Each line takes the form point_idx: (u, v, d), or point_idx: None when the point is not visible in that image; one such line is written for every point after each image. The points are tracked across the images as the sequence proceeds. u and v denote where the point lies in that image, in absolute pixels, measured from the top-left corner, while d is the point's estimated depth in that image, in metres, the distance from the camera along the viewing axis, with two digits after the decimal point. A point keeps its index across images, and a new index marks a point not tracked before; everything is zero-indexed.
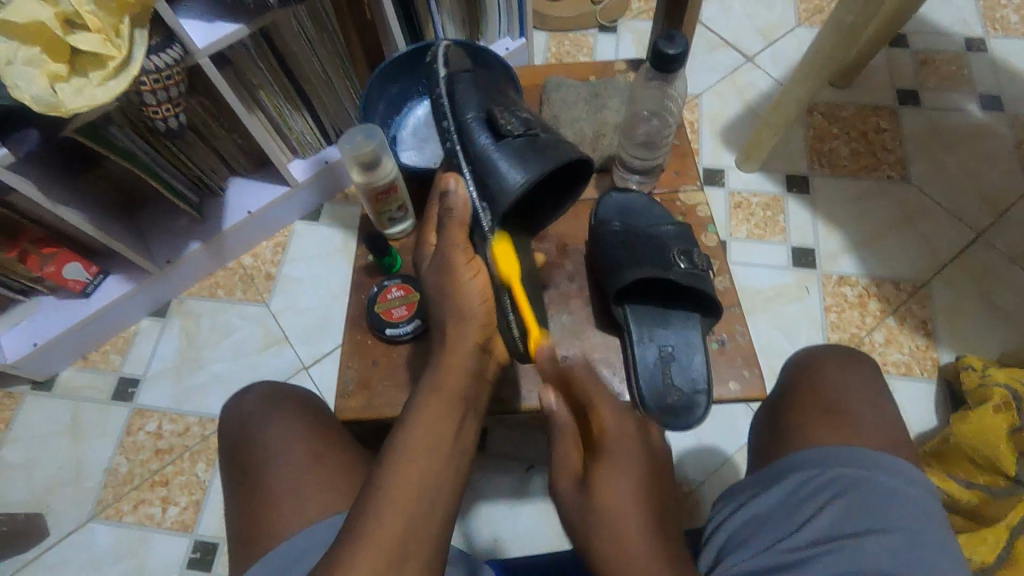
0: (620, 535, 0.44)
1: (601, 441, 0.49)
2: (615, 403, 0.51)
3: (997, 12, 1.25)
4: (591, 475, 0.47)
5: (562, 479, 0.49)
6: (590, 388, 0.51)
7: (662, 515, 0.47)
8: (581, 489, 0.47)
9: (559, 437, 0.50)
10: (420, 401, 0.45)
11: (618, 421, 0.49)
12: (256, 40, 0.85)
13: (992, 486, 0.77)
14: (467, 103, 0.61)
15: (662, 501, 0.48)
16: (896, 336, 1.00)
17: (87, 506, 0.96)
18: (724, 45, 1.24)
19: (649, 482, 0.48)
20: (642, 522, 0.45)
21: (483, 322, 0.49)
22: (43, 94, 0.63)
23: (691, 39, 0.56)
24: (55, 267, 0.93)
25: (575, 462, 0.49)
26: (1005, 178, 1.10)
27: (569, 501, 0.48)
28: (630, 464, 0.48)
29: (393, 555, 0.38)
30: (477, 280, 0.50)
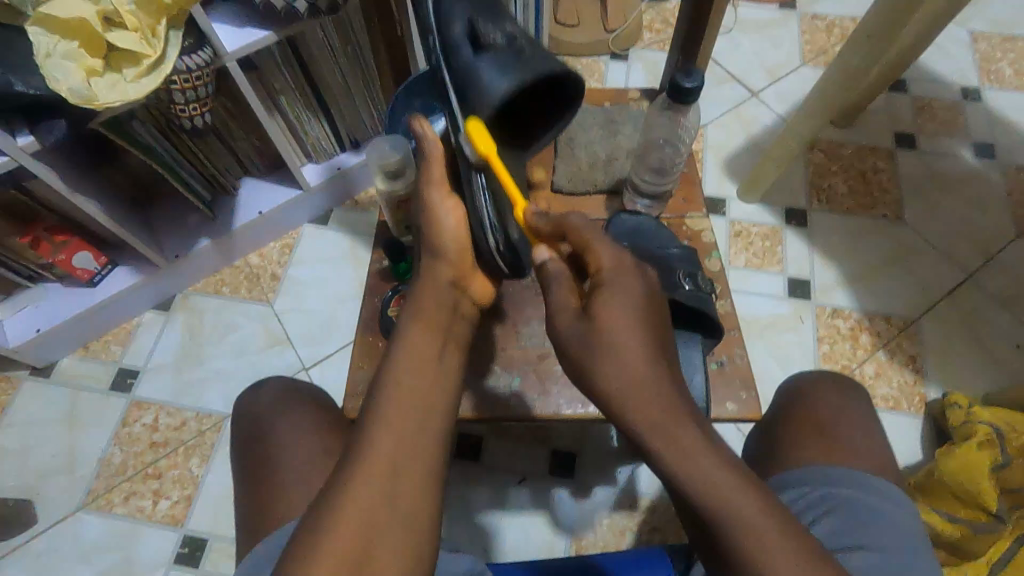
0: (619, 360, 0.44)
1: (600, 274, 0.48)
2: (611, 243, 0.50)
3: (992, 64, 1.30)
4: (591, 307, 0.47)
5: (562, 318, 0.49)
6: (587, 237, 0.50)
7: (658, 335, 0.47)
8: (582, 318, 0.47)
9: (559, 284, 0.50)
10: (406, 330, 0.48)
11: (615, 256, 0.48)
12: (282, 47, 0.88)
13: (974, 521, 0.79)
14: (454, 11, 0.54)
15: (660, 337, 0.47)
16: (885, 370, 1.02)
17: (78, 495, 0.96)
18: (731, 79, 1.29)
19: (646, 308, 0.47)
20: (647, 356, 0.44)
21: (457, 261, 0.54)
22: (79, 87, 0.65)
23: (706, 74, 0.59)
24: (65, 255, 0.94)
25: (575, 306, 0.49)
26: (994, 224, 1.14)
27: (569, 334, 0.47)
28: (629, 293, 0.47)
29: (387, 471, 0.40)
30: (453, 218, 0.55)
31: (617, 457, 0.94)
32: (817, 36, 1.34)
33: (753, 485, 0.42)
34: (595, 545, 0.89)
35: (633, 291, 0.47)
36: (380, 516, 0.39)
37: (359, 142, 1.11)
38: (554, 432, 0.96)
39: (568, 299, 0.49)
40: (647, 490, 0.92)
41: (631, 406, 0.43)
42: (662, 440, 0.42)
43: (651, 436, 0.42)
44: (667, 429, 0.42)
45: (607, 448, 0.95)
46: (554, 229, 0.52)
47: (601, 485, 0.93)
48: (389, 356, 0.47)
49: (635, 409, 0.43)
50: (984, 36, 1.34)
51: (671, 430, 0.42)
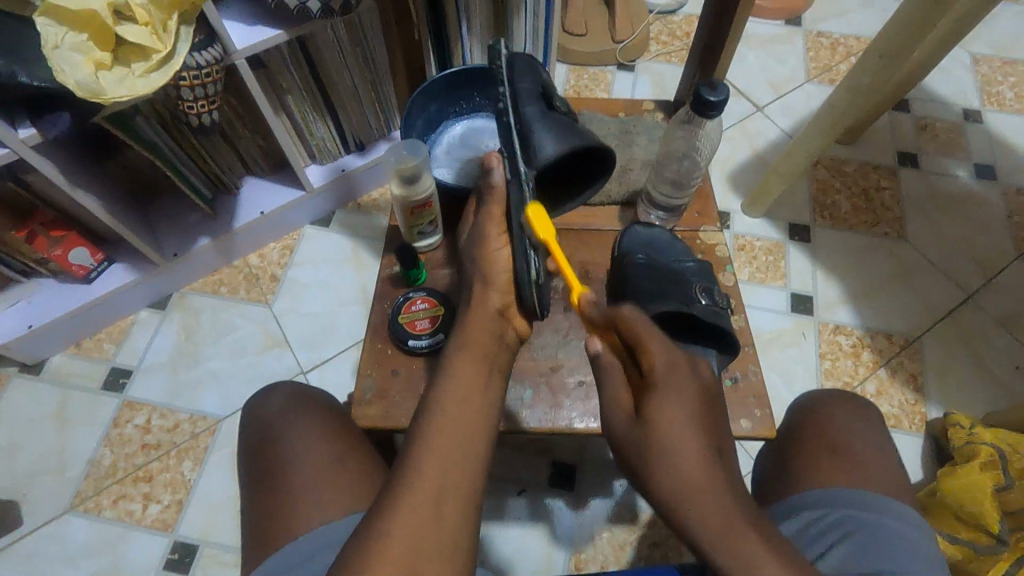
0: (676, 464, 0.45)
1: (652, 375, 0.49)
2: (663, 340, 0.51)
3: (994, 87, 1.31)
4: (646, 408, 0.48)
5: (616, 414, 0.50)
6: (637, 331, 0.51)
7: (713, 434, 0.48)
8: (637, 419, 0.49)
9: (610, 379, 0.52)
10: (451, 362, 0.49)
11: (666, 353, 0.50)
12: (291, 46, 0.87)
13: (976, 542, 0.78)
14: (527, 71, 0.60)
15: (715, 435, 0.48)
16: (886, 388, 1.02)
17: (65, 497, 0.93)
18: (736, 93, 1.29)
19: (699, 405, 0.49)
20: (702, 460, 0.46)
21: (505, 288, 0.54)
22: (87, 80, 0.63)
23: (731, 88, 0.59)
24: (61, 251, 0.92)
25: (629, 402, 0.51)
26: (995, 245, 1.15)
27: (625, 431, 0.49)
28: (683, 393, 0.48)
29: (431, 496, 0.41)
30: (505, 252, 0.55)
31: (618, 469, 0.94)
32: (822, 53, 1.35)
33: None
34: (596, 559, 0.88)
35: (685, 391, 0.48)
36: (424, 536, 0.39)
37: (365, 145, 1.11)
38: (556, 443, 0.95)
39: (621, 397, 0.51)
40: (649, 504, 0.91)
41: (690, 508, 0.44)
42: (721, 549, 0.43)
43: (709, 541, 0.43)
44: (728, 537, 0.43)
45: (609, 460, 0.94)
46: (606, 322, 0.55)
47: (602, 498, 0.92)
48: (434, 388, 0.48)
49: (694, 514, 0.44)
50: (985, 58, 1.35)
51: (732, 538, 0.43)
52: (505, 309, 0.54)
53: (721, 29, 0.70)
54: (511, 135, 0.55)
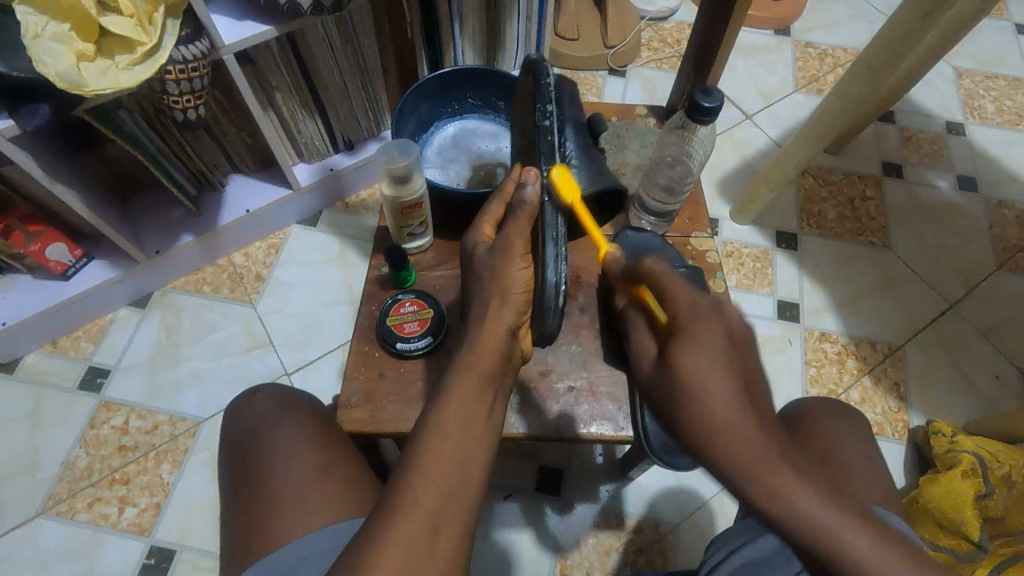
0: (704, 413, 0.41)
1: (674, 320, 0.44)
2: (686, 283, 0.45)
3: (976, 101, 1.34)
4: (669, 355, 0.44)
5: (642, 359, 0.47)
6: (655, 274, 0.46)
7: (746, 371, 0.43)
8: (660, 367, 0.45)
9: (637, 332, 0.49)
10: (457, 378, 0.45)
11: (687, 297, 0.44)
12: (281, 43, 0.86)
13: (957, 550, 0.78)
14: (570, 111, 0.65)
15: (749, 378, 0.43)
16: (871, 395, 1.03)
17: (38, 499, 0.91)
18: (726, 101, 1.30)
19: (730, 344, 0.43)
20: (733, 402, 0.41)
21: (523, 308, 0.49)
22: (68, 71, 0.61)
23: (725, 94, 0.60)
24: (38, 246, 0.89)
25: (654, 350, 0.47)
26: (976, 256, 1.16)
27: (652, 377, 0.45)
28: (709, 335, 0.43)
29: (424, 524, 0.39)
30: (525, 272, 0.50)
31: (605, 475, 0.93)
32: (810, 63, 1.37)
33: (865, 524, 0.41)
34: (582, 565, 0.87)
35: (712, 332, 0.43)
36: (409, 563, 0.37)
37: (354, 144, 1.09)
38: (543, 448, 0.95)
39: (646, 346, 0.48)
40: (634, 510, 0.91)
41: (725, 453, 0.41)
42: (764, 492, 0.41)
43: (750, 487, 0.41)
44: (765, 479, 0.40)
45: (595, 465, 0.94)
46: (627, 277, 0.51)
47: (588, 504, 0.91)
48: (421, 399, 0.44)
49: (730, 461, 0.41)
50: (968, 72, 1.38)
51: (772, 483, 0.40)
52: (517, 330, 0.50)
53: (714, 37, 0.70)
54: (552, 150, 0.51)
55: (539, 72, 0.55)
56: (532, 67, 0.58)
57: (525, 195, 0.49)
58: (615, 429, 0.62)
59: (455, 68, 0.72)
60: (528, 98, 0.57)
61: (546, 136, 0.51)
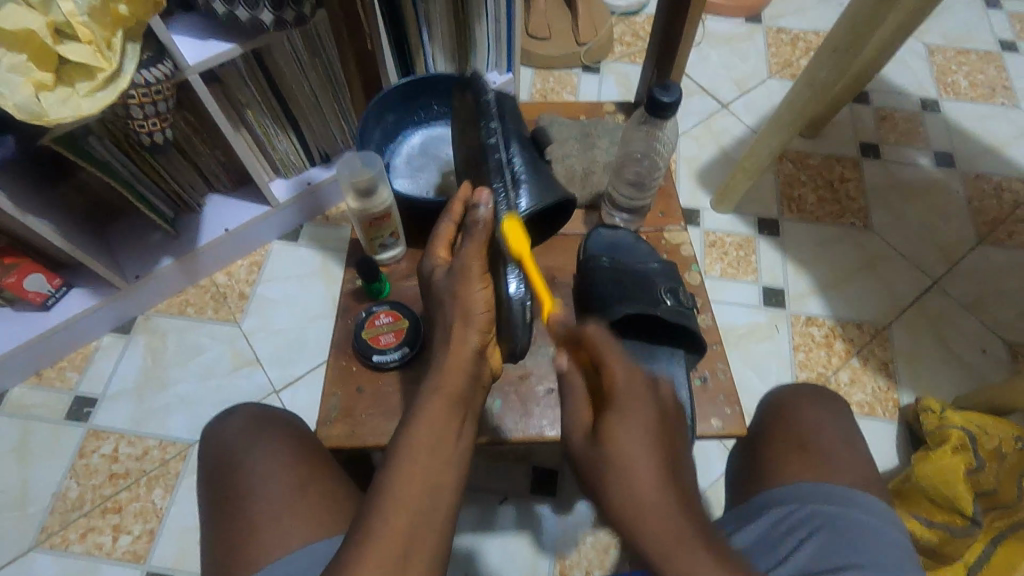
0: (627, 488, 0.42)
1: (612, 392, 0.46)
2: (624, 357, 0.47)
3: (949, 77, 1.35)
4: (602, 427, 0.45)
5: (574, 436, 0.48)
6: (599, 341, 0.48)
7: (675, 459, 0.44)
8: (591, 439, 0.45)
9: (572, 400, 0.49)
10: (435, 398, 0.45)
11: (626, 372, 0.46)
12: (248, 60, 0.86)
13: (951, 525, 0.79)
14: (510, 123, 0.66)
15: (677, 458, 0.44)
16: (860, 376, 1.03)
17: (30, 533, 0.90)
18: (701, 91, 1.31)
19: (661, 432, 0.44)
20: (657, 479, 0.42)
21: (485, 328, 0.48)
22: (27, 102, 0.62)
23: (683, 88, 0.60)
24: (16, 278, 0.88)
25: (587, 421, 0.47)
26: (957, 231, 1.17)
27: (580, 458, 0.46)
28: (641, 412, 0.45)
29: (399, 543, 0.38)
30: (484, 292, 0.50)
31: None
32: (782, 49, 1.37)
33: None
34: (580, 565, 0.87)
35: (646, 412, 0.45)
36: None
37: (330, 157, 1.09)
38: (535, 449, 0.95)
39: (581, 418, 0.48)
40: None
41: (640, 538, 0.41)
42: (672, 568, 0.39)
43: (662, 564, 0.39)
44: (680, 566, 0.39)
45: None
46: (571, 337, 0.50)
47: (584, 502, 0.91)
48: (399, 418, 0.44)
49: (646, 538, 0.40)
50: (939, 49, 1.39)
51: (687, 572, 0.39)
52: (485, 349, 0.48)
53: (675, 32, 0.70)
54: (501, 169, 0.55)
55: (479, 90, 0.60)
56: (472, 82, 0.62)
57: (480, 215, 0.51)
58: None
59: (425, 75, 0.73)
60: (472, 117, 0.61)
61: (494, 155, 0.56)
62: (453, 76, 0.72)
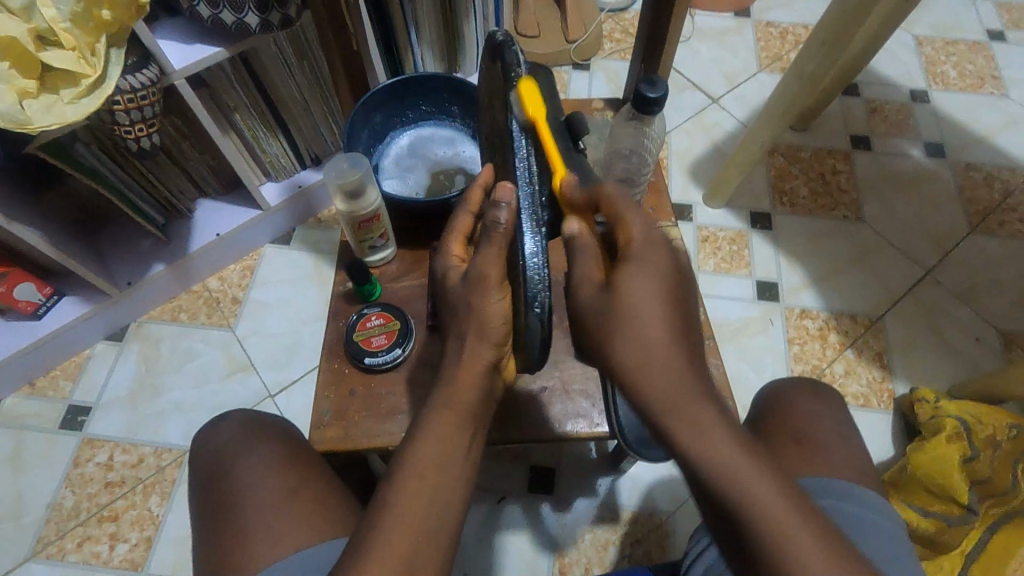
0: (639, 345, 0.40)
1: (627, 248, 0.43)
2: (644, 216, 0.45)
3: (937, 67, 1.35)
4: (616, 276, 0.42)
5: (584, 287, 0.44)
6: (615, 201, 0.45)
7: (685, 309, 0.43)
8: (605, 290, 0.43)
9: (582, 253, 0.45)
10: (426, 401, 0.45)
11: (645, 229, 0.44)
12: (234, 64, 0.85)
13: (947, 514, 0.80)
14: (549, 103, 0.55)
15: (689, 309, 0.43)
16: (855, 368, 1.04)
17: (26, 543, 0.89)
18: (691, 87, 1.31)
19: (677, 281, 0.43)
20: (673, 336, 0.41)
21: (499, 342, 0.47)
22: (9, 110, 0.61)
23: (669, 83, 0.60)
24: (6, 287, 0.88)
25: (598, 273, 0.44)
26: (948, 222, 1.17)
27: (590, 307, 0.43)
28: (657, 263, 0.43)
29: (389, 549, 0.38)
30: (503, 304, 0.46)
31: (595, 470, 0.93)
32: (771, 42, 1.37)
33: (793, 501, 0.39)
34: (579, 562, 0.87)
35: (662, 264, 0.43)
36: None
37: (321, 159, 1.08)
38: (532, 448, 0.94)
39: (592, 271, 0.44)
40: (629, 502, 0.91)
41: (650, 391, 0.40)
42: (682, 424, 0.39)
43: (670, 421, 0.39)
44: (687, 416, 0.39)
45: (586, 461, 0.93)
46: (587, 205, 0.46)
47: (582, 500, 0.91)
48: None
49: (655, 393, 0.40)
50: (928, 40, 1.39)
51: (699, 422, 0.39)
52: (497, 363, 0.47)
53: (662, 27, 0.70)
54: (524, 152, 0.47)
55: (508, 63, 0.50)
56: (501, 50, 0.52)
57: (500, 214, 0.45)
58: (590, 425, 0.62)
59: (413, 75, 0.72)
60: (500, 86, 0.53)
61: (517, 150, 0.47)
62: (441, 75, 0.72)
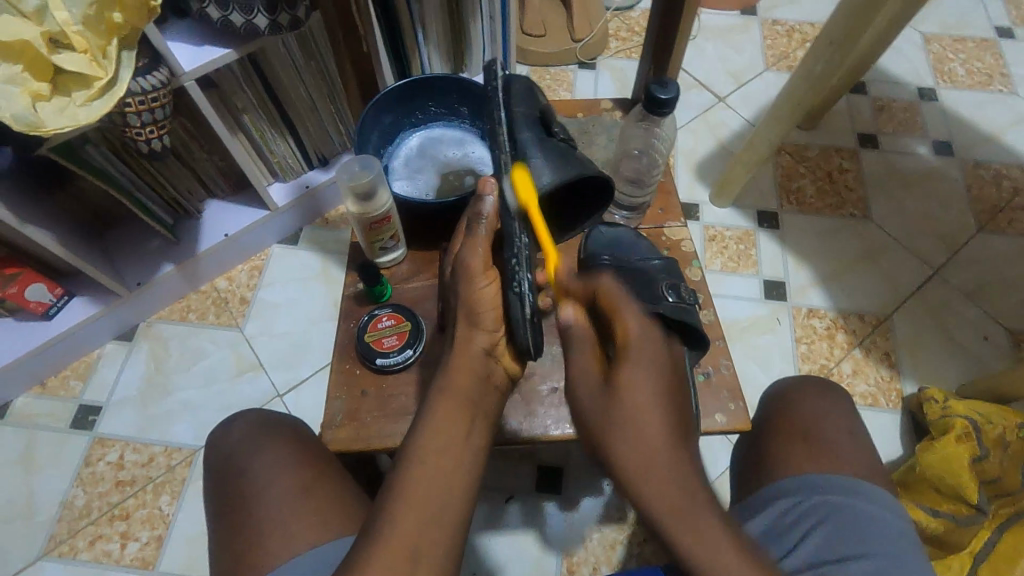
0: (634, 435, 0.46)
1: (624, 344, 0.50)
2: (636, 309, 0.52)
3: (946, 65, 1.34)
4: (615, 376, 0.49)
5: (582, 384, 0.50)
6: (613, 297, 0.52)
7: (678, 409, 0.48)
8: (604, 392, 0.49)
9: (578, 347, 0.51)
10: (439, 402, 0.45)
11: (639, 325, 0.51)
12: (243, 65, 0.86)
13: (958, 514, 0.79)
14: (521, 101, 0.61)
15: (680, 407, 0.49)
16: (863, 367, 1.04)
17: (39, 542, 0.90)
18: (697, 85, 1.30)
19: (670, 385, 0.49)
20: (665, 428, 0.46)
21: (492, 329, 0.50)
22: (23, 113, 0.61)
23: (681, 84, 0.60)
24: (17, 288, 0.88)
25: (597, 370, 0.50)
26: (956, 220, 1.17)
27: (590, 410, 0.49)
28: (651, 365, 0.49)
29: (401, 552, 0.38)
30: (490, 288, 0.51)
31: (603, 470, 0.93)
32: (778, 41, 1.37)
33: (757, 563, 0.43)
34: (588, 562, 0.87)
35: (657, 365, 0.50)
36: None
37: (328, 160, 1.09)
38: (541, 448, 0.95)
39: (589, 365, 0.51)
40: None
41: (646, 484, 0.45)
42: (671, 515, 0.44)
43: (665, 512, 0.44)
44: (677, 509, 0.44)
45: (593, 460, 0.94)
46: (585, 289, 0.54)
47: (590, 499, 0.91)
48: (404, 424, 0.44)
49: (648, 490, 0.44)
50: (936, 37, 1.38)
51: (687, 517, 0.43)
52: (494, 350, 0.50)
53: (671, 26, 0.70)
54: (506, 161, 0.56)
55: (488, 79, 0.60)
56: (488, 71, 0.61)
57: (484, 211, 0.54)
58: None
59: (422, 75, 0.72)
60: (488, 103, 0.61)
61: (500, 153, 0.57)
62: (450, 75, 0.72)
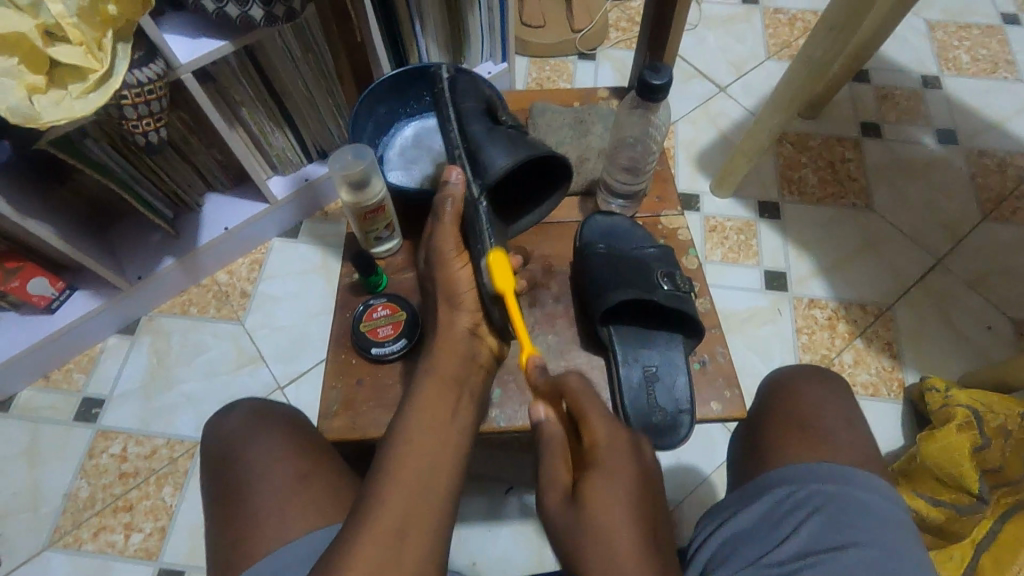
0: (605, 546, 0.40)
1: (591, 452, 0.46)
2: (606, 418, 0.48)
3: (950, 52, 1.33)
4: (580, 484, 0.45)
5: (551, 493, 0.46)
6: (579, 396, 0.50)
7: (652, 520, 0.43)
8: (570, 507, 0.44)
9: (548, 457, 0.49)
10: None
11: (608, 431, 0.47)
12: (239, 57, 0.85)
13: (958, 503, 0.79)
14: (467, 95, 0.67)
15: (655, 522, 0.43)
16: (864, 357, 1.03)
17: (44, 533, 0.91)
18: (698, 75, 1.30)
19: (642, 489, 0.44)
20: (635, 533, 0.41)
21: (474, 308, 0.56)
22: (19, 105, 0.62)
23: (674, 69, 0.60)
24: (19, 282, 0.89)
25: (564, 479, 0.47)
26: (960, 209, 1.16)
27: (559, 522, 0.44)
28: (621, 474, 0.44)
29: (393, 538, 0.38)
30: (464, 270, 0.56)
31: None
32: (780, 29, 1.35)
33: None
34: None
35: (625, 465, 0.45)
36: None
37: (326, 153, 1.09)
38: None
39: (559, 475, 0.47)
40: None
41: None
42: None
43: None
44: None
45: None
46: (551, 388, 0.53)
47: None
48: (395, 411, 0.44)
49: None
50: (940, 24, 1.37)
51: None
52: (476, 328, 0.56)
53: (666, 13, 0.70)
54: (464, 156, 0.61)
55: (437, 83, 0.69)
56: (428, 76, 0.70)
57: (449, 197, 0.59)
58: None
59: (410, 66, 0.72)
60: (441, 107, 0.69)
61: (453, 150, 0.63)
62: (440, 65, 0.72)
